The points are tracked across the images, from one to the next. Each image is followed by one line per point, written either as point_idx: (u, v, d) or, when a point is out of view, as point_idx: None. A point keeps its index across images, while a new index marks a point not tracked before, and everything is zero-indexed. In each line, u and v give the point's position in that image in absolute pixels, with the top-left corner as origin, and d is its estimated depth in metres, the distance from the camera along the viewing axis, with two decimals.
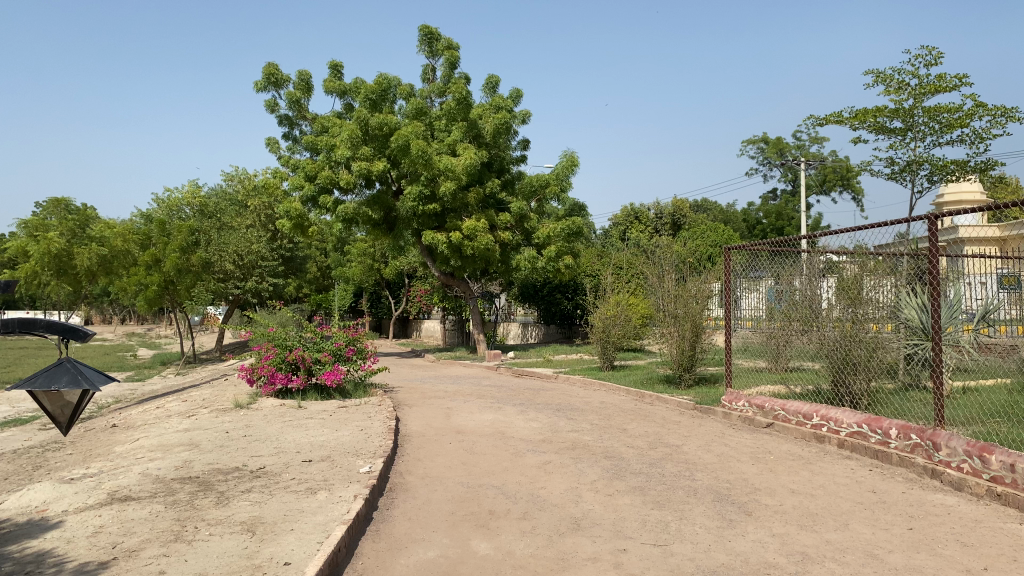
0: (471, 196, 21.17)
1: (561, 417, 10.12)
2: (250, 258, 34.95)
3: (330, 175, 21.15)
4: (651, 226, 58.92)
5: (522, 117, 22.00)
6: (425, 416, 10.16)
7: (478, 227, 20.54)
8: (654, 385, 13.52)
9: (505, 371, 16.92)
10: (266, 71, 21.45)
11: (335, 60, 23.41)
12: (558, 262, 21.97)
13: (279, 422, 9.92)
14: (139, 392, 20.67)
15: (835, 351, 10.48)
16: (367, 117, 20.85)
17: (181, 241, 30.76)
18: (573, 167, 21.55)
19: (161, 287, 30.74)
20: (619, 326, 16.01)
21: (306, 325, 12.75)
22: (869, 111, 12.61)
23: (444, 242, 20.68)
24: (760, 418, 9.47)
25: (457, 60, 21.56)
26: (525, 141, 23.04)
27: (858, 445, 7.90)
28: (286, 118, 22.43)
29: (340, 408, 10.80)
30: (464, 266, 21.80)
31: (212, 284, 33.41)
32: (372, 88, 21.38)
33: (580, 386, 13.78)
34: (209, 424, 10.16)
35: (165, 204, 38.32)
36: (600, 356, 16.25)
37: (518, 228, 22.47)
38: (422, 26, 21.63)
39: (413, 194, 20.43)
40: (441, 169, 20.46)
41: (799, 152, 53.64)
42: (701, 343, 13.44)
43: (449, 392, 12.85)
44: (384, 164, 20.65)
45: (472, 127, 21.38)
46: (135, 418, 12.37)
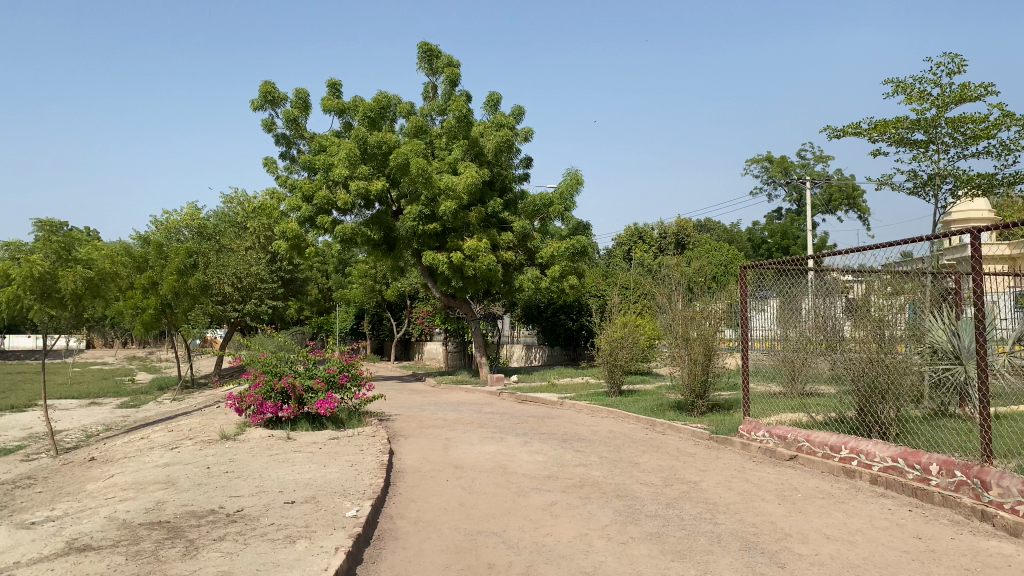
0: (473, 215, 20.60)
1: (566, 448, 9.44)
2: (249, 280, 34.38)
3: (327, 195, 20.56)
4: (655, 245, 58.35)
5: (525, 135, 21.46)
6: (421, 450, 9.49)
7: (479, 247, 19.94)
8: (664, 411, 12.83)
9: (508, 396, 16.22)
10: (263, 90, 20.91)
11: (333, 78, 22.91)
12: (563, 282, 21.35)
13: (265, 457, 9.25)
14: (131, 420, 20.00)
15: (861, 376, 9.78)
16: (366, 135, 20.30)
17: (178, 263, 30.21)
18: (577, 185, 20.97)
19: (158, 310, 30.13)
20: (627, 350, 15.34)
21: (299, 350, 12.12)
22: (890, 122, 12.19)
23: (445, 262, 20.05)
24: (782, 450, 8.79)
25: (457, 77, 21.06)
26: (527, 159, 22.48)
27: (893, 481, 7.22)
28: (283, 137, 21.87)
29: (331, 440, 10.13)
30: (465, 287, 21.18)
31: (210, 307, 32.79)
32: (371, 106, 20.82)
33: (587, 413, 13.08)
34: (190, 459, 9.50)
35: (163, 226, 37.80)
36: (607, 380, 15.56)
37: (521, 248, 21.86)
38: (422, 42, 21.17)
39: (412, 214, 19.85)
40: (442, 188, 19.91)
41: (805, 171, 53.03)
42: (714, 368, 12.75)
43: (448, 420, 12.19)
44: (384, 184, 20.08)
45: (474, 145, 20.84)
46: (116, 450, 11.72)
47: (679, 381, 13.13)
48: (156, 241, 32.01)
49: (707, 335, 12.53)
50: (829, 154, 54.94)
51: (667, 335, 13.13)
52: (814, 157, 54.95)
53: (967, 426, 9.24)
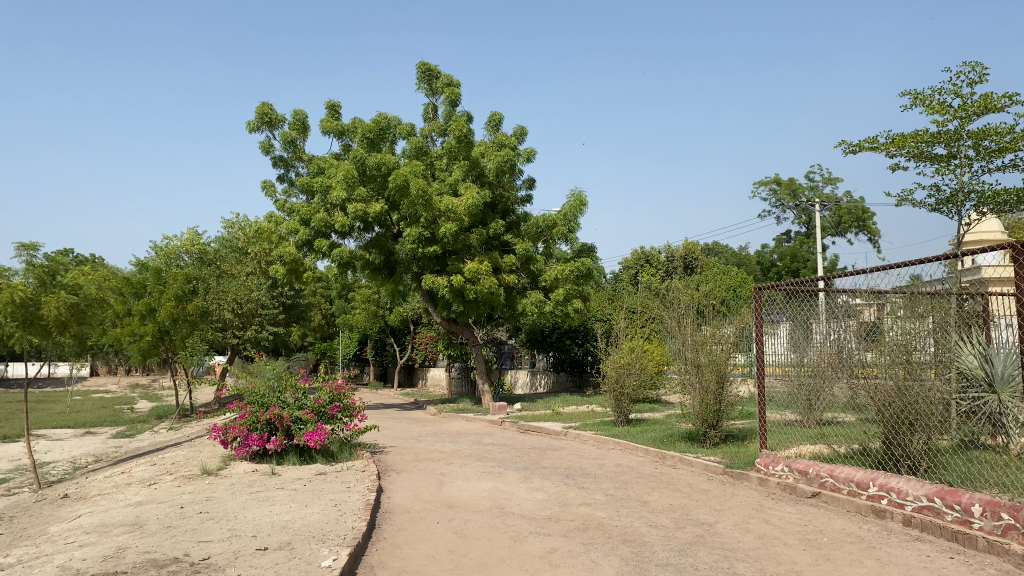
0: (474, 236, 20.04)
1: (569, 485, 8.76)
2: (250, 306, 33.89)
3: (325, 218, 20.02)
4: (663, 269, 57.74)
5: (527, 155, 20.95)
6: (414, 487, 8.83)
7: (481, 270, 19.36)
8: (673, 442, 12.13)
9: (511, 425, 15.55)
10: (260, 111, 20.43)
11: (332, 100, 22.47)
12: (567, 305, 20.73)
13: (245, 495, 8.60)
14: (121, 452, 19.34)
15: (889, 405, 9.04)
16: (365, 157, 19.80)
17: (176, 289, 29.71)
18: (581, 206, 20.40)
19: (156, 337, 29.58)
20: (635, 376, 14.66)
21: (288, 379, 11.50)
22: (910, 137, 11.56)
23: (445, 286, 19.45)
24: (803, 486, 8.10)
25: (457, 97, 20.60)
26: (530, 180, 21.95)
27: (929, 523, 6.53)
28: (281, 160, 21.38)
29: (317, 476, 9.48)
30: (467, 312, 20.58)
31: (210, 334, 32.25)
32: (369, 126, 20.33)
33: (592, 445, 12.40)
34: (165, 497, 8.84)
35: (163, 252, 37.33)
36: (614, 409, 14.87)
37: (524, 271, 21.27)
38: (420, 62, 20.73)
39: (412, 236, 19.30)
40: (442, 210, 19.37)
41: (813, 193, 52.48)
42: (726, 396, 12.07)
43: (446, 453, 11.52)
44: (382, 206, 19.56)
45: (475, 166, 20.33)
46: (94, 485, 11.07)
47: (690, 410, 12.44)
48: (155, 267, 31.55)
49: (718, 361, 11.86)
50: (838, 176, 54.40)
51: (676, 361, 12.49)
52: (823, 179, 54.42)
53: (1006, 461, 8.48)
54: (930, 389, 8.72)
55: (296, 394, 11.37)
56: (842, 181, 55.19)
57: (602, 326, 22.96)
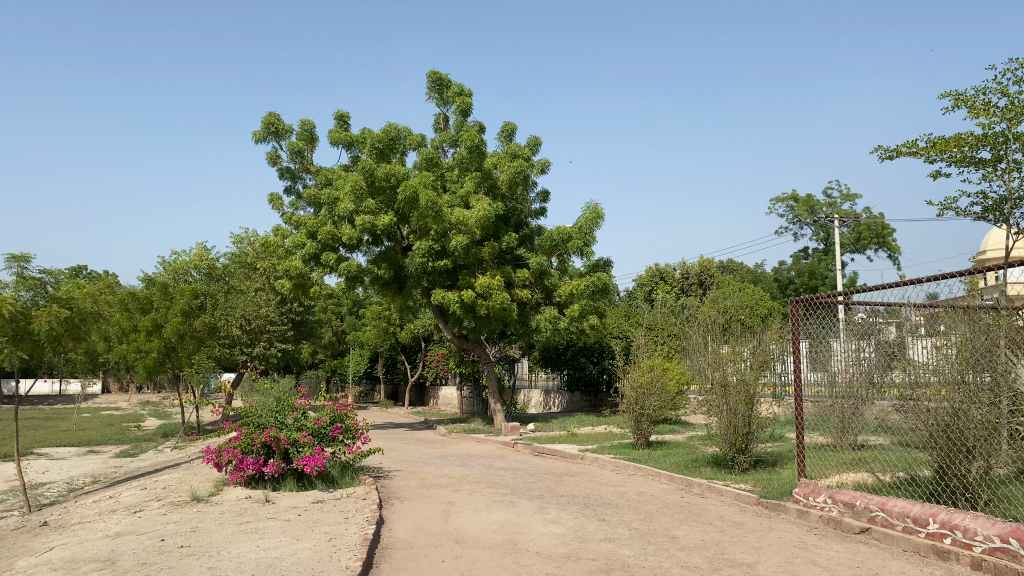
0: (486, 250, 19.36)
1: (587, 517, 7.96)
2: (258, 323, 33.32)
3: (332, 230, 19.35)
4: (678, 286, 56.94)
5: (541, 167, 20.28)
6: (417, 519, 8.05)
7: (493, 285, 18.64)
8: (698, 468, 11.31)
9: (524, 447, 14.74)
10: (266, 121, 19.83)
11: (341, 111, 21.88)
12: (583, 322, 19.96)
13: (234, 526, 7.86)
14: (120, 472, 18.66)
15: (942, 431, 8.18)
16: (374, 167, 19.16)
17: (183, 304, 29.15)
18: (597, 219, 19.66)
19: (161, 354, 29.01)
20: (655, 397, 13.86)
21: (286, 399, 10.75)
22: (951, 140, 10.60)
23: (456, 302, 18.73)
24: (850, 521, 7.27)
25: (469, 107, 19.97)
26: (544, 193, 21.25)
27: (1003, 567, 5.70)
28: (288, 171, 20.76)
29: (314, 504, 8.72)
30: (479, 328, 19.85)
31: (217, 350, 31.65)
32: (378, 136, 19.69)
33: (611, 470, 11.58)
34: (147, 528, 8.12)
35: (171, 267, 36.82)
36: (634, 432, 14.04)
37: (537, 285, 20.54)
38: (431, 71, 20.13)
39: (422, 249, 18.63)
40: (453, 222, 18.70)
41: (831, 210, 51.60)
42: (756, 419, 11.25)
43: (453, 478, 10.74)
44: (391, 219, 18.90)
45: (487, 177, 19.65)
46: (79, 512, 10.36)
47: (716, 433, 11.63)
48: (162, 282, 31.03)
49: (748, 379, 11.05)
50: (856, 193, 53.56)
51: (700, 381, 11.75)
52: (841, 195, 53.61)
53: None
54: (990, 413, 7.86)
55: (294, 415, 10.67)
56: (860, 198, 54.38)
57: (619, 344, 22.16)
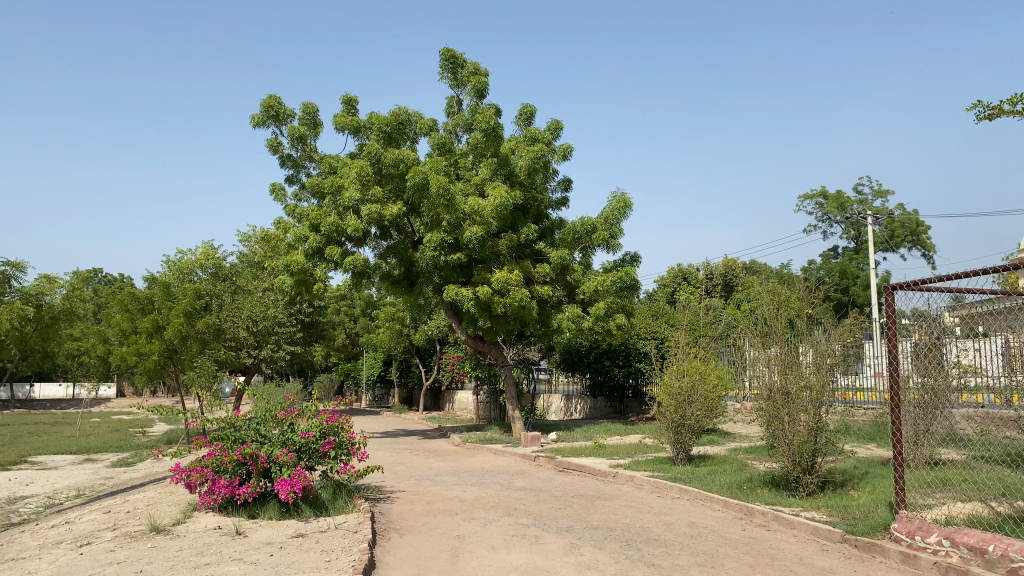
0: (503, 242, 17.79)
1: (631, 561, 6.29)
2: (265, 324, 31.91)
3: (336, 221, 17.73)
4: (701, 287, 55.07)
5: (564, 152, 18.63)
6: (418, 561, 6.43)
7: (511, 280, 17.00)
8: (754, 489, 9.60)
9: (546, 461, 13.09)
10: (265, 104, 18.25)
11: (347, 93, 20.27)
12: (609, 322, 18.31)
13: (188, 571, 6.26)
14: (106, 485, 17.14)
15: None
16: (381, 152, 17.51)
17: (185, 305, 27.75)
18: (626, 209, 17.97)
19: (163, 356, 27.61)
20: (697, 405, 12.19)
21: (268, 411, 9.17)
22: None
23: (471, 299, 17.10)
24: (984, 572, 5.58)
25: (485, 86, 18.37)
26: (566, 181, 19.61)
27: None
28: (290, 159, 19.21)
29: (293, 539, 7.12)
30: (495, 329, 18.24)
31: (223, 352, 30.33)
32: (386, 119, 17.97)
33: (651, 492, 9.92)
34: (84, 571, 6.54)
35: (176, 267, 35.47)
36: (672, 445, 12.35)
37: (559, 282, 18.94)
38: (443, 49, 18.56)
39: (434, 241, 17.03)
40: (467, 212, 17.06)
41: (863, 207, 49.59)
42: (825, 435, 9.54)
43: (465, 503, 9.09)
44: (400, 208, 17.26)
45: (504, 164, 17.99)
46: (26, 540, 8.81)
47: (775, 449, 9.97)
48: (164, 281, 29.73)
49: (815, 380, 9.42)
50: (888, 189, 51.44)
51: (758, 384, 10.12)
52: (872, 192, 51.49)
53: None
54: None
55: (280, 427, 9.10)
56: (892, 195, 52.26)
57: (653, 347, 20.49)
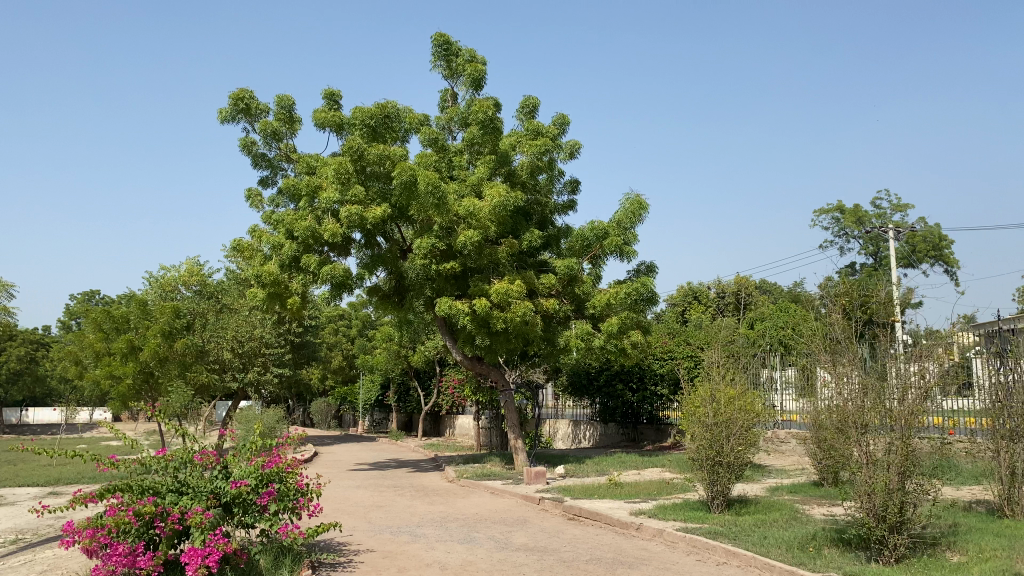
0: (503, 248, 15.66)
1: None
2: (251, 345, 29.81)
3: (313, 225, 15.69)
4: (712, 306, 52.93)
5: (571, 150, 16.59)
6: None
7: (511, 291, 14.87)
8: (821, 550, 7.43)
9: (552, 506, 10.95)
10: (234, 97, 16.28)
11: (331, 88, 18.27)
12: (622, 339, 16.15)
13: None
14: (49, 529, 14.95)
15: None
16: (363, 146, 15.46)
17: (163, 323, 25.64)
18: (641, 211, 15.90)
19: (139, 380, 25.43)
20: (737, 440, 10.04)
21: (188, 456, 7.08)
22: None
23: (466, 314, 15.01)
24: None
25: (483, 75, 16.32)
26: (574, 183, 17.55)
27: None
28: (264, 159, 17.21)
29: None
30: (494, 348, 16.11)
31: (205, 375, 28.23)
32: (371, 111, 15.91)
33: (687, 553, 7.77)
34: None
35: (159, 284, 33.37)
36: (707, 488, 10.17)
37: (566, 294, 16.75)
38: (436, 35, 16.60)
39: (424, 248, 14.98)
40: (461, 214, 15.01)
41: (883, 221, 47.51)
42: (919, 482, 7.33)
43: (447, 572, 6.96)
44: (385, 210, 15.22)
45: (504, 161, 15.98)
46: None
47: (849, 497, 7.78)
48: (142, 298, 27.61)
49: (902, 405, 7.34)
50: (907, 202, 49.33)
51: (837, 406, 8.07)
52: (891, 205, 49.29)
53: None
54: None
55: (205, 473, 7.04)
56: (913, 208, 50.19)
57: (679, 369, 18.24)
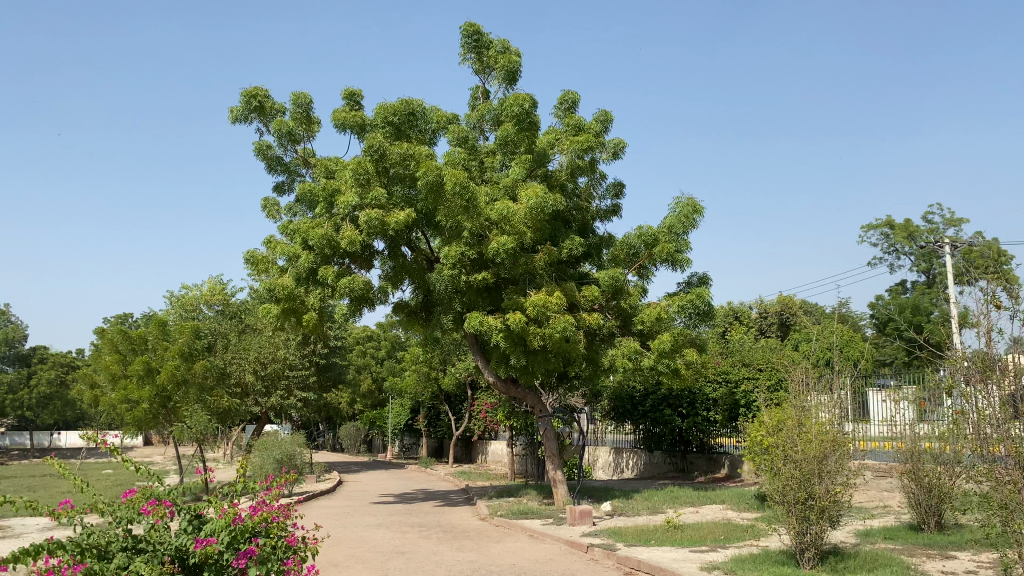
0: (540, 257, 14.09)
1: None
2: (275, 367, 28.51)
3: (329, 233, 14.27)
4: (754, 326, 50.84)
5: (614, 149, 15.02)
6: None
7: (550, 304, 13.26)
8: None
9: (603, 556, 9.24)
10: (247, 94, 14.98)
11: (352, 88, 16.87)
12: (675, 359, 14.44)
13: None
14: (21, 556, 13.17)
15: None
16: (385, 144, 14.01)
17: (181, 344, 24.30)
18: (695, 215, 14.22)
19: (156, 404, 24.09)
20: (831, 479, 8.29)
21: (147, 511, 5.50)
22: None
23: (499, 331, 13.43)
24: None
25: (517, 68, 14.83)
26: (618, 186, 15.95)
27: None
28: (279, 162, 15.82)
29: None
30: (532, 369, 14.47)
31: (227, 399, 26.89)
32: (395, 106, 14.45)
33: None
34: None
35: (181, 303, 32.24)
36: (796, 539, 8.39)
37: (610, 309, 15.14)
38: (465, 25, 15.15)
39: (452, 257, 13.48)
40: (493, 218, 13.51)
41: (936, 236, 45.14)
42: None
43: None
44: (409, 215, 13.76)
45: (541, 161, 14.42)
46: None
47: None
48: (160, 317, 26.36)
49: None
50: (961, 216, 46.92)
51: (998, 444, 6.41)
52: (944, 220, 46.93)
53: None
54: None
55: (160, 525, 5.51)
56: (967, 222, 47.80)
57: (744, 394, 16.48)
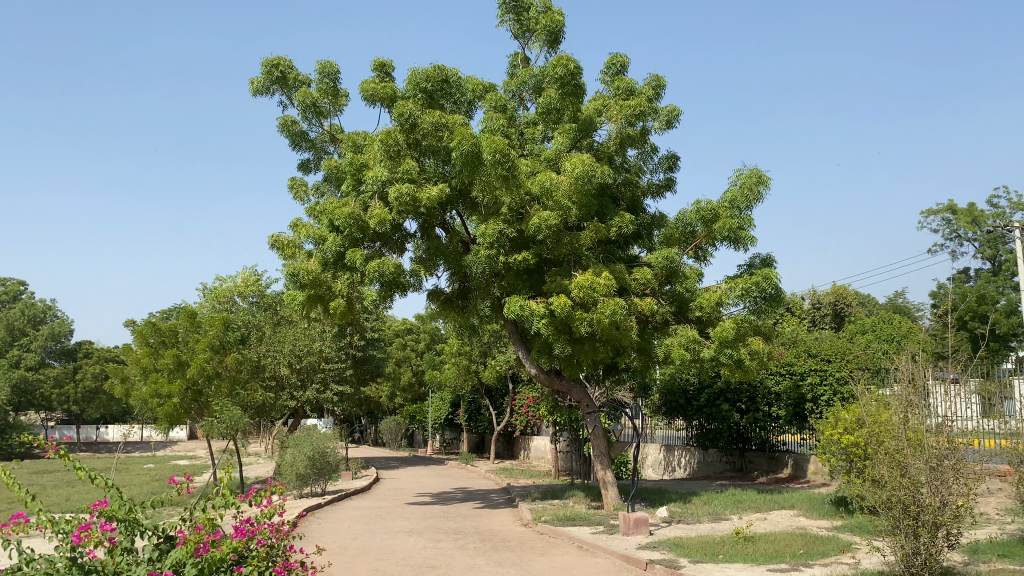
0: (586, 235, 12.78)
1: None
2: (310, 359, 27.61)
3: (356, 212, 13.12)
4: (807, 317, 48.78)
5: (669, 117, 13.62)
6: None
7: (597, 285, 11.94)
8: None
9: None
10: (268, 64, 13.91)
11: (382, 59, 15.65)
12: (736, 347, 13.02)
13: None
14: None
15: None
16: (417, 113, 12.79)
17: (212, 336, 23.43)
18: (759, 187, 12.77)
19: (187, 398, 23.27)
20: (948, 489, 6.87)
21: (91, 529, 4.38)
22: None
23: (542, 317, 12.16)
24: None
25: (560, 29, 13.49)
26: (671, 160, 14.54)
27: None
28: (303, 137, 14.71)
29: None
30: (577, 359, 13.16)
31: (261, 392, 26.04)
32: (428, 73, 13.23)
33: None
34: None
35: (216, 295, 31.53)
36: (904, 560, 6.96)
37: (664, 295, 13.77)
38: None
39: (490, 236, 12.23)
40: (535, 192, 12.25)
41: (1001, 221, 42.65)
42: None
43: None
44: (443, 189, 12.55)
45: (588, 131, 13.10)
46: None
47: None
48: (192, 308, 25.59)
49: None
50: None
51: None
52: (1010, 204, 44.38)
53: None
54: None
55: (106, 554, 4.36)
56: None
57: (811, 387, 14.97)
